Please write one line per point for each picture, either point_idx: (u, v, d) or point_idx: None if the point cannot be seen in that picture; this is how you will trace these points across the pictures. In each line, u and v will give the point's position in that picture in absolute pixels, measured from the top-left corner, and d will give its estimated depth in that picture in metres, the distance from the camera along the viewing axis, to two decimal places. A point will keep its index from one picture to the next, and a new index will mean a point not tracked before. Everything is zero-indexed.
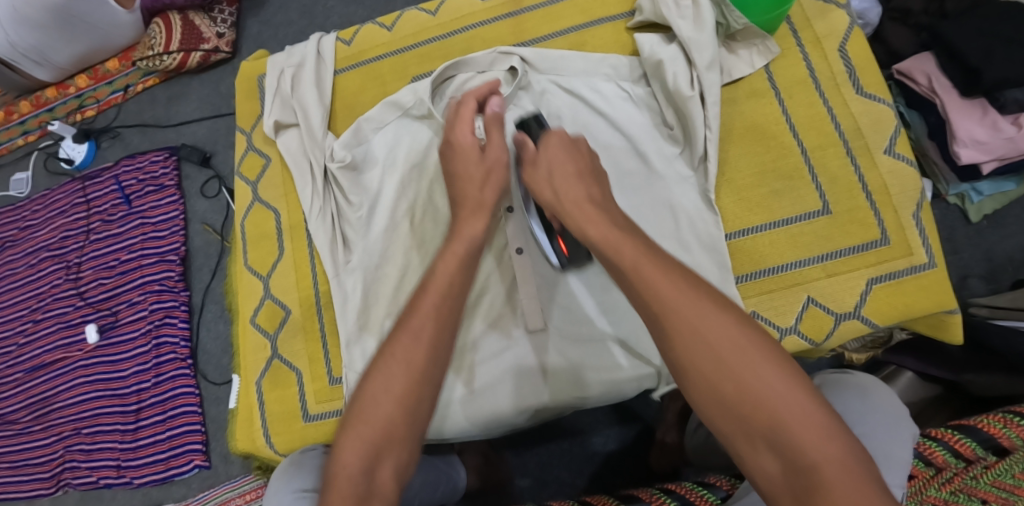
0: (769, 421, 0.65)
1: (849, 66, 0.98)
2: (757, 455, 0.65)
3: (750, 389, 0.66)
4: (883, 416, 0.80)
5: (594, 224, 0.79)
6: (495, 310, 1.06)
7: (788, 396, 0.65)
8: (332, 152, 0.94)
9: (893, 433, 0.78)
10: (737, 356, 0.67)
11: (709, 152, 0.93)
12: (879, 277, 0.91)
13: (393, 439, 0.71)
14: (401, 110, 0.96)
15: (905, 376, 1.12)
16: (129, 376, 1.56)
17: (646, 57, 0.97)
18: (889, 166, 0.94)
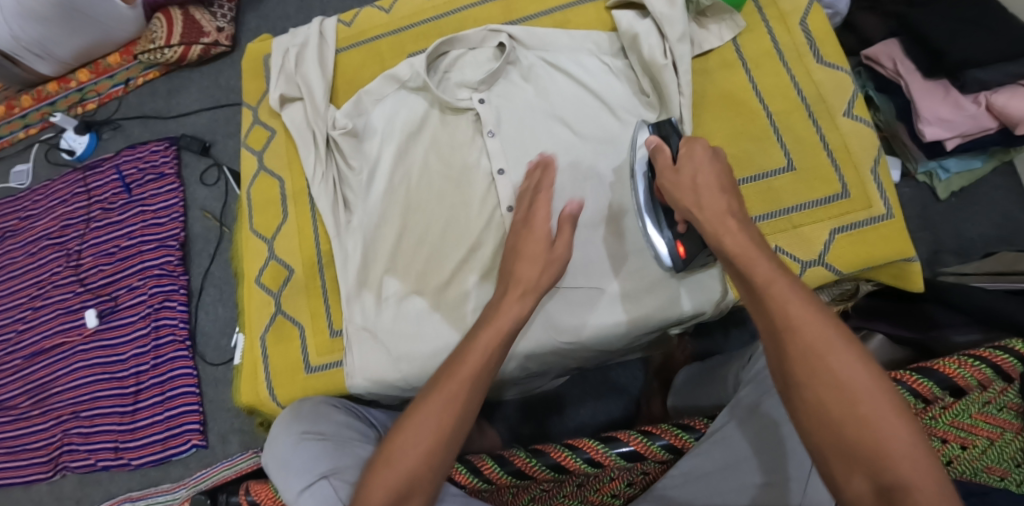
0: (834, 391, 0.67)
1: (810, 37, 1.04)
2: (844, 462, 0.65)
3: (853, 393, 0.66)
4: None
5: (697, 179, 0.83)
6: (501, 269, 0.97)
7: (852, 371, 0.67)
8: (335, 122, 1.01)
9: None
10: (812, 321, 0.69)
11: (683, 116, 0.97)
12: (841, 228, 0.95)
13: (443, 444, 0.72)
14: (399, 83, 1.02)
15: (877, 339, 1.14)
16: (128, 359, 1.59)
17: (624, 32, 1.02)
18: (850, 128, 1.00)
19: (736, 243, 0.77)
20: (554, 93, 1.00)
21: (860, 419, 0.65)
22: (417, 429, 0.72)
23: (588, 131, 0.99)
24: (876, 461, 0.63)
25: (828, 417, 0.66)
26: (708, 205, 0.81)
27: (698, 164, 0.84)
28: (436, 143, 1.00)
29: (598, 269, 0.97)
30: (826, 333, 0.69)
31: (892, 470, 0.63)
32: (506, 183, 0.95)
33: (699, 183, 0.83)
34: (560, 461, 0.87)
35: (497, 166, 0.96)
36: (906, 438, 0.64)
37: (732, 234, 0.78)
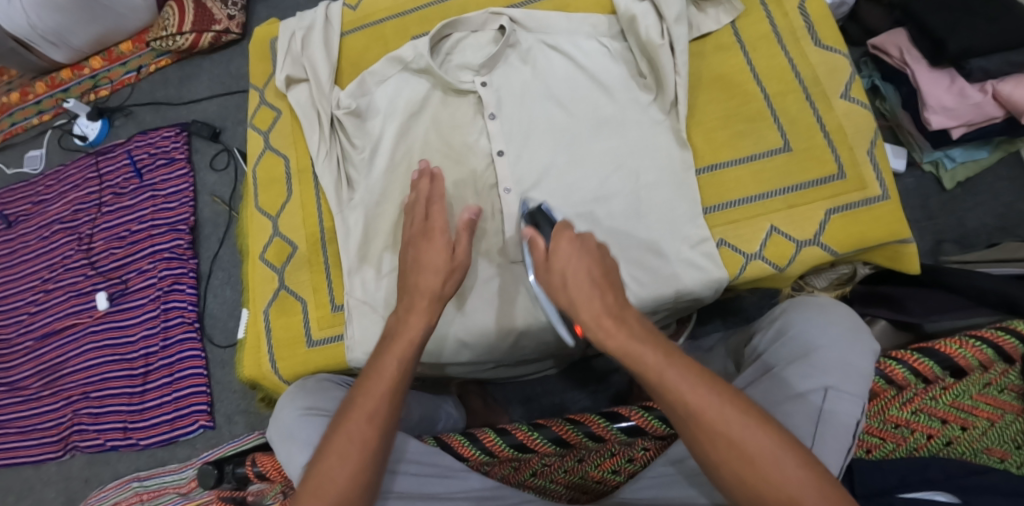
0: (741, 460, 0.69)
1: (808, 21, 1.01)
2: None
3: (743, 454, 0.69)
4: (843, 330, 0.95)
5: (573, 264, 0.77)
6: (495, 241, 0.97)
7: (754, 438, 0.70)
8: (339, 101, 1.01)
9: (853, 346, 0.93)
10: (706, 405, 0.70)
11: (679, 98, 0.96)
12: (836, 208, 0.92)
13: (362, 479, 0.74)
14: (402, 65, 1.01)
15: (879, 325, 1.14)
16: (138, 341, 1.62)
17: (623, 15, 0.99)
18: (845, 110, 0.96)
19: (619, 344, 0.73)
20: (551, 75, 1.00)
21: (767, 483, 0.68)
22: (350, 449, 0.74)
23: (578, 114, 0.98)
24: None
25: (741, 484, 0.69)
26: (581, 306, 0.74)
27: (568, 259, 0.77)
28: (438, 122, 1.00)
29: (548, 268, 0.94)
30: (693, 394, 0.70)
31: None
32: (505, 163, 0.97)
33: (569, 281, 0.76)
34: (561, 434, 0.90)
35: (495, 147, 0.97)
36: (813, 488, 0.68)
37: (612, 335, 0.73)
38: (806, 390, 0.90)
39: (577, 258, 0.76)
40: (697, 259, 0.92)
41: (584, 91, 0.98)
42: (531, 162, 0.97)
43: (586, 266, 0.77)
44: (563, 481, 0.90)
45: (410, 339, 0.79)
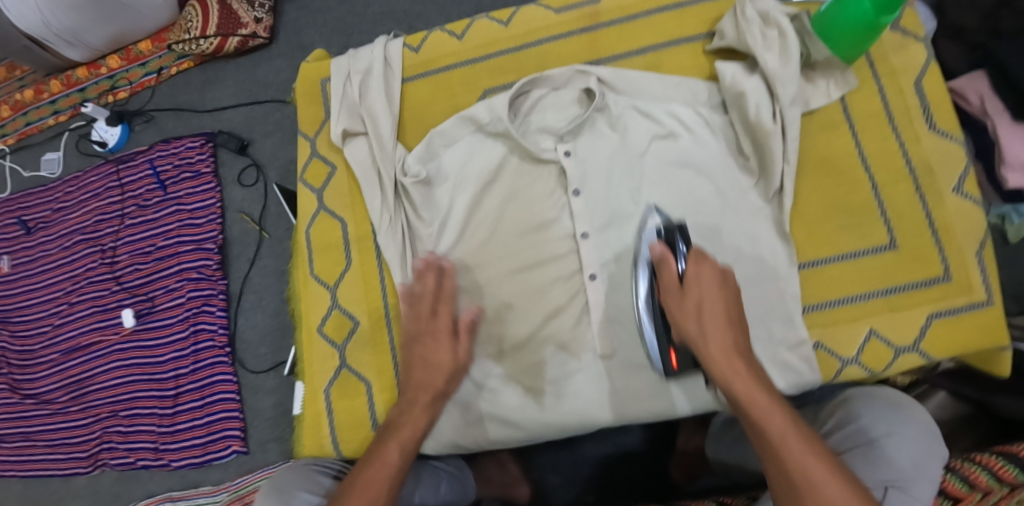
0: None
1: (923, 102, 0.90)
2: None
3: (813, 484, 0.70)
4: (915, 429, 0.89)
5: (705, 298, 0.77)
6: (566, 332, 0.90)
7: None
8: (405, 165, 0.93)
9: (919, 444, 0.88)
10: (787, 434, 0.72)
11: (785, 187, 0.85)
12: (939, 313, 0.84)
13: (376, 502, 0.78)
14: (475, 125, 0.93)
15: (936, 397, 1.12)
16: (167, 361, 1.58)
17: (727, 86, 0.88)
18: (957, 206, 0.86)
19: (746, 388, 0.74)
20: (643, 147, 0.90)
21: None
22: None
23: (674, 198, 0.88)
24: None
25: None
26: (712, 338, 0.75)
27: (705, 291, 0.77)
28: (515, 195, 0.93)
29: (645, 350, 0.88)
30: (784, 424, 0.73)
31: None
32: (590, 249, 0.89)
33: (704, 312, 0.76)
34: None
35: (580, 229, 0.89)
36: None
37: (742, 376, 0.74)
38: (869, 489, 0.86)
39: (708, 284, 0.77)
40: (794, 363, 0.83)
41: (683, 162, 0.89)
42: (617, 249, 0.89)
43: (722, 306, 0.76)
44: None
45: (387, 470, 0.80)
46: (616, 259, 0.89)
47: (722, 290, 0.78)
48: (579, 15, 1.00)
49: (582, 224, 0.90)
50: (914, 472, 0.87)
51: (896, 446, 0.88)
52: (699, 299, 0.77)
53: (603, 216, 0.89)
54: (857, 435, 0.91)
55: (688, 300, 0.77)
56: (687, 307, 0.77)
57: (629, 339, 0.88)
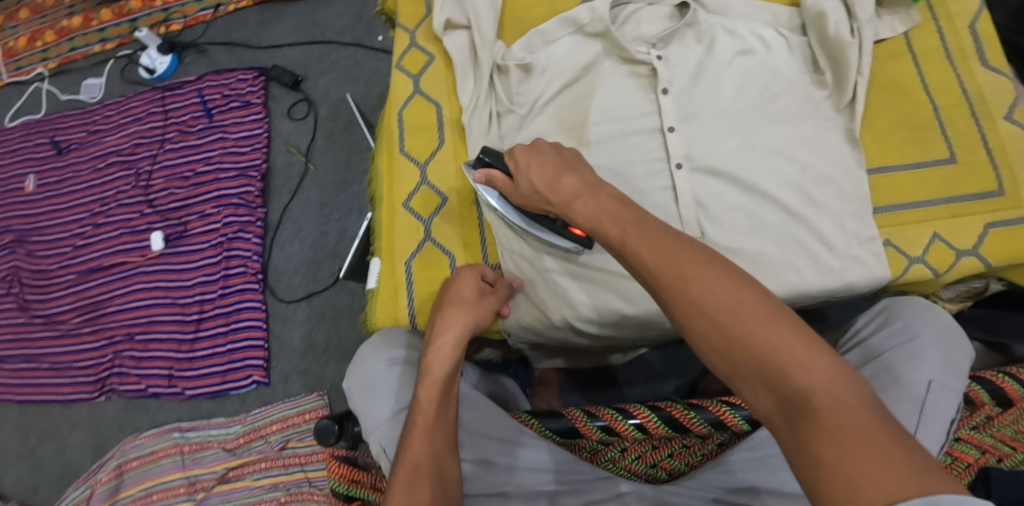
0: (717, 344, 0.58)
1: (977, 42, 0.99)
2: (752, 391, 0.56)
3: (713, 314, 0.58)
4: (947, 332, 0.83)
5: (533, 172, 0.78)
6: (662, 216, 0.92)
7: (771, 335, 0.56)
8: (507, 53, 0.99)
9: (953, 350, 0.81)
10: (668, 266, 0.61)
11: (857, 97, 0.94)
12: (996, 222, 0.91)
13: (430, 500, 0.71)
14: (575, 27, 1.00)
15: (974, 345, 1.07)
16: (193, 286, 1.55)
17: (809, 9, 0.97)
18: (1009, 131, 0.95)
19: (585, 211, 0.71)
20: (728, 58, 0.97)
21: (726, 315, 0.57)
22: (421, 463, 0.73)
23: (754, 99, 0.95)
24: (764, 370, 0.55)
25: (711, 345, 0.58)
26: (549, 188, 0.76)
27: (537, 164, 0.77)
28: (605, 87, 0.97)
29: (730, 238, 0.90)
30: (678, 263, 0.61)
31: (787, 377, 0.54)
32: (677, 141, 0.93)
33: (538, 176, 0.77)
34: (719, 416, 0.85)
35: (667, 123, 0.94)
36: (776, 326, 0.56)
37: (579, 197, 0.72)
38: (910, 384, 0.78)
39: (529, 156, 0.78)
40: (864, 257, 0.89)
41: (777, 70, 0.96)
42: (704, 144, 0.93)
43: (552, 166, 0.77)
44: (666, 466, 0.87)
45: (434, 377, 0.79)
46: (704, 152, 0.93)
47: (551, 155, 0.77)
48: None
49: (669, 118, 0.94)
50: (948, 369, 0.80)
51: (929, 345, 0.81)
52: (529, 178, 0.77)
53: (689, 116, 0.94)
54: (895, 335, 0.83)
55: (522, 187, 0.79)
56: (522, 178, 0.79)
57: (721, 225, 0.91)
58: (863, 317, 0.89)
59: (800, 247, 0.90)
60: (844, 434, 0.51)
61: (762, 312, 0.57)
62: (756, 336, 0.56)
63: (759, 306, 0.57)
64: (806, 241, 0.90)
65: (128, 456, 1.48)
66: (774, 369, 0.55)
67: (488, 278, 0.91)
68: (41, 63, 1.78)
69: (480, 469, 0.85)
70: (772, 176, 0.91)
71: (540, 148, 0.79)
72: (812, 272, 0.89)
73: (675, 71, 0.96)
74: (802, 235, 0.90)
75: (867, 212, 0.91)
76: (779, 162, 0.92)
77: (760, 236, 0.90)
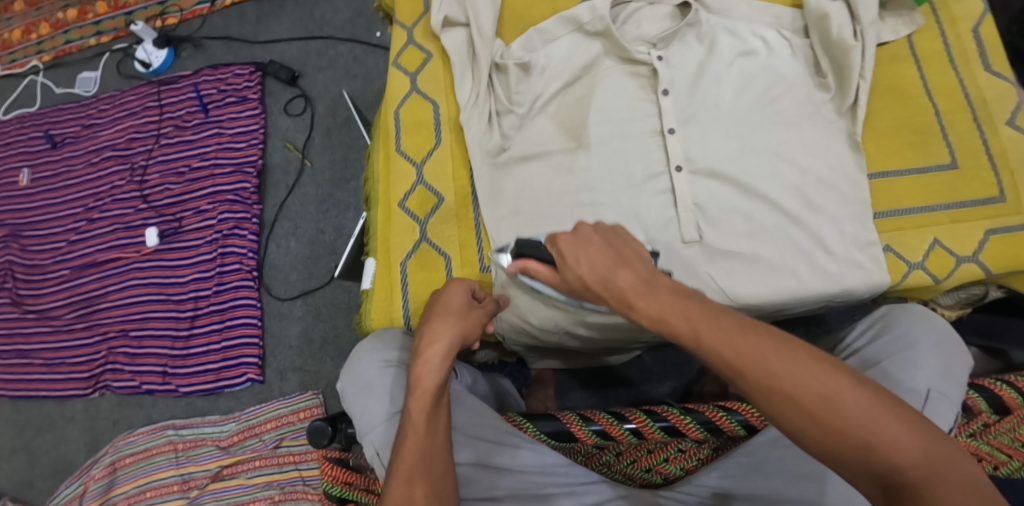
0: (817, 432, 0.59)
1: (980, 46, 0.98)
2: (856, 473, 0.59)
3: (806, 400, 0.60)
4: (944, 341, 0.83)
5: (584, 267, 0.71)
6: (660, 219, 0.91)
7: (865, 415, 0.59)
8: (505, 51, 0.97)
9: (951, 360, 0.81)
10: (749, 359, 0.61)
11: (859, 100, 0.93)
12: (997, 229, 0.91)
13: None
14: (576, 26, 0.98)
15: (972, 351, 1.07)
16: (188, 282, 1.54)
17: (811, 11, 0.96)
18: (1011, 137, 0.94)
19: (648, 306, 0.66)
20: (729, 59, 0.96)
21: (825, 405, 0.59)
22: (415, 469, 0.72)
23: (755, 102, 0.94)
24: (864, 452, 0.58)
25: (810, 432, 0.60)
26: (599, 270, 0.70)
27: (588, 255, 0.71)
28: (605, 88, 0.96)
29: (729, 241, 0.89)
30: (761, 354, 0.61)
31: (889, 455, 0.57)
32: (676, 143, 0.92)
33: (589, 268, 0.71)
34: (715, 421, 0.84)
35: (666, 126, 0.93)
36: (875, 411, 0.59)
37: (642, 296, 0.67)
38: (908, 391, 0.77)
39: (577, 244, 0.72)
40: (864, 262, 0.88)
41: (779, 72, 0.95)
42: (705, 146, 0.92)
43: (603, 253, 0.71)
44: (662, 471, 0.87)
45: (423, 378, 0.77)
46: (704, 154, 0.92)
47: (603, 247, 0.71)
48: None
49: (669, 120, 0.93)
50: (946, 377, 0.79)
51: (927, 353, 0.80)
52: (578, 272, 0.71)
53: (689, 119, 0.93)
54: (892, 343, 0.83)
55: (571, 282, 0.73)
56: (570, 273, 0.73)
57: (720, 228, 0.89)
58: (861, 324, 0.89)
59: (800, 250, 0.88)
60: (960, 502, 0.55)
61: (849, 390, 0.59)
62: (852, 423, 0.58)
63: (847, 385, 0.60)
64: (807, 245, 0.88)
65: (122, 453, 1.48)
66: (874, 449, 0.58)
67: (476, 294, 0.86)
68: (35, 56, 1.76)
69: (474, 471, 0.84)
70: (773, 179, 0.90)
71: (586, 237, 0.73)
72: (811, 276, 0.88)
73: (675, 73, 0.95)
74: (801, 239, 0.89)
75: (867, 216, 0.90)
76: (780, 165, 0.91)
77: (759, 239, 0.89)
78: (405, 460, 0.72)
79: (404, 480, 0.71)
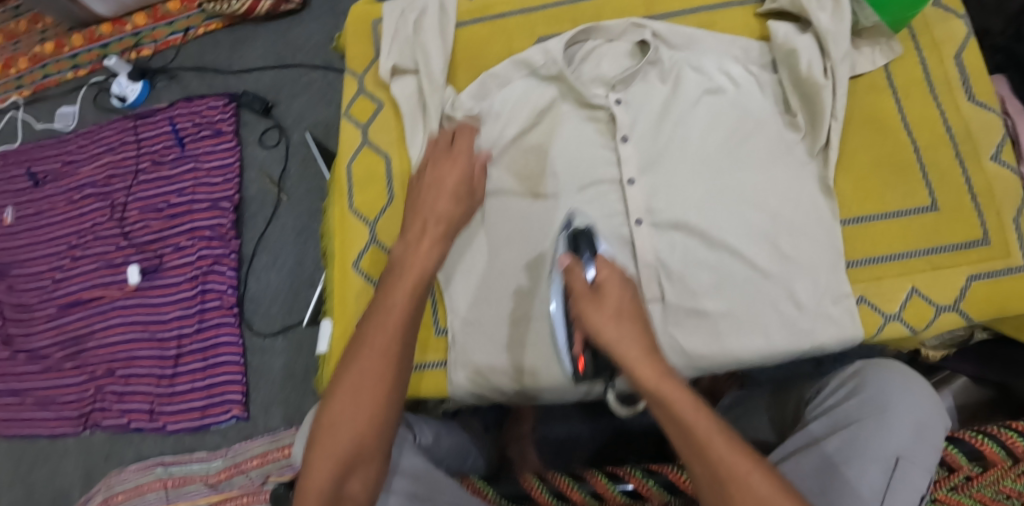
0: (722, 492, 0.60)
1: (963, 74, 0.92)
2: None
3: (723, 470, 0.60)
4: (920, 401, 0.78)
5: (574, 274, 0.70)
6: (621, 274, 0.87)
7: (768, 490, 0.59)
8: (455, 101, 0.93)
9: (926, 423, 0.77)
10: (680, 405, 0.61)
11: (832, 142, 0.87)
12: (978, 274, 0.86)
13: (364, 456, 0.67)
14: (529, 69, 0.93)
15: (959, 380, 1.01)
16: (171, 320, 1.54)
17: (779, 45, 0.90)
18: (996, 173, 0.88)
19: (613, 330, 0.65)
20: (694, 97, 0.90)
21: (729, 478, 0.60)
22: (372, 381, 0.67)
23: (723, 144, 0.88)
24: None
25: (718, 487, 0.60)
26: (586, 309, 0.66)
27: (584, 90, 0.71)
28: (565, 135, 0.91)
29: (695, 298, 0.85)
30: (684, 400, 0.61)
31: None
32: (637, 194, 0.88)
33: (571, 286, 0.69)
34: (677, 482, 0.81)
35: (627, 175, 0.88)
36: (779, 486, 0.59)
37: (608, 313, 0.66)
38: (876, 460, 0.74)
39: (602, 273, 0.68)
40: (836, 315, 0.84)
41: (746, 109, 0.89)
42: (667, 196, 0.87)
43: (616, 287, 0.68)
44: None
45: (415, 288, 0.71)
46: (666, 204, 0.87)
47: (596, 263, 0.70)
48: None
49: (630, 169, 0.88)
50: (918, 444, 0.75)
51: (899, 417, 0.76)
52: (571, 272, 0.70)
53: (651, 165, 0.89)
54: (863, 405, 0.79)
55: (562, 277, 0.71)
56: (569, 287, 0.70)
57: (683, 284, 0.85)
58: (833, 382, 0.86)
59: (769, 306, 0.84)
60: None
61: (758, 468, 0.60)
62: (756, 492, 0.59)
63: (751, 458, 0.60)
64: (776, 298, 0.84)
65: (114, 490, 1.49)
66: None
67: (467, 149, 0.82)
68: (15, 91, 1.76)
69: None
70: (740, 230, 0.85)
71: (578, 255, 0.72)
72: (779, 332, 0.84)
73: (635, 116, 0.91)
74: (771, 292, 0.84)
75: (841, 267, 0.85)
76: (746, 216, 0.85)
77: (724, 293, 0.85)
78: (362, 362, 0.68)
79: (356, 392, 0.67)
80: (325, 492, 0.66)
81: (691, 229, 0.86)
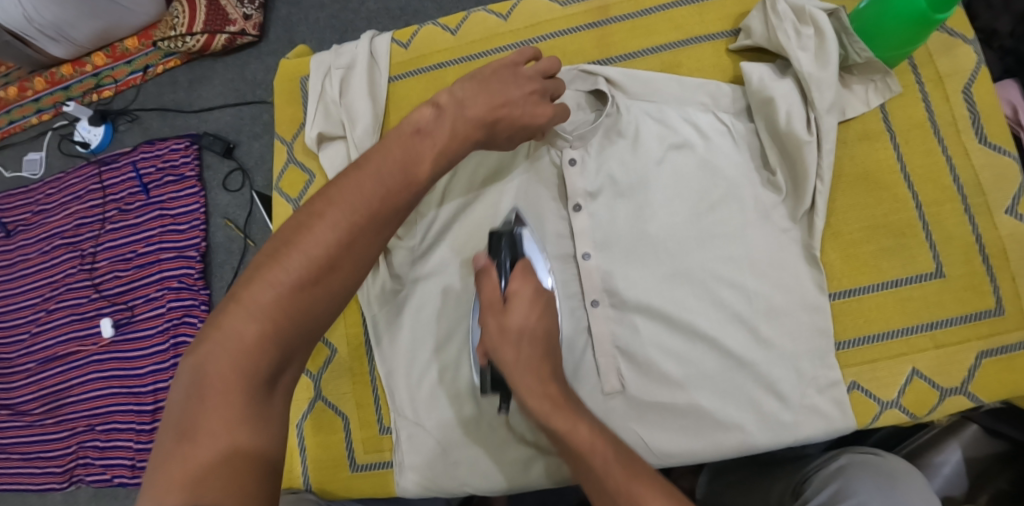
0: None
1: (974, 111, 0.79)
2: None
3: None
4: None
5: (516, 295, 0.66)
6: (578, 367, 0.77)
7: None
8: None
9: None
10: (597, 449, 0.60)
11: (817, 206, 0.75)
12: (989, 351, 0.74)
13: (306, 335, 0.58)
14: None
15: (969, 429, 0.87)
16: (146, 375, 1.44)
17: (753, 90, 0.78)
18: (1011, 229, 0.76)
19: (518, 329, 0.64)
20: (658, 155, 0.79)
21: None
22: (340, 256, 0.59)
23: (692, 211, 0.78)
24: None
25: None
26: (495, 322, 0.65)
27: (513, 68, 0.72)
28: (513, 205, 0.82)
29: (660, 390, 0.75)
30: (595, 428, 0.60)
31: None
32: (592, 272, 0.78)
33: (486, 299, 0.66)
34: None
35: (581, 250, 0.78)
36: None
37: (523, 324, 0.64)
38: None
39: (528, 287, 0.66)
40: (823, 406, 0.74)
41: (716, 167, 0.78)
42: (628, 273, 0.77)
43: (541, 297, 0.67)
44: None
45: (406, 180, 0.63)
46: (626, 284, 0.77)
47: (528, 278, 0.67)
48: (587, 8, 0.88)
49: (586, 241, 0.79)
50: None
51: None
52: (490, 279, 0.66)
53: (610, 239, 0.79)
54: None
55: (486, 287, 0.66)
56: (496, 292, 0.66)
57: (646, 374, 0.76)
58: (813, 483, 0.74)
59: (746, 398, 0.74)
60: None
61: None
62: None
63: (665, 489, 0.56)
64: (756, 389, 0.74)
65: None
66: None
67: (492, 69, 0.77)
68: None
69: None
70: (712, 308, 0.75)
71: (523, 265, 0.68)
72: (758, 429, 0.73)
73: (590, 181, 0.80)
74: (746, 383, 0.74)
75: (826, 349, 0.74)
76: (718, 293, 0.75)
77: (695, 387, 0.75)
78: (326, 241, 0.59)
79: (324, 264, 0.58)
80: (257, 371, 0.55)
81: (657, 311, 0.76)
